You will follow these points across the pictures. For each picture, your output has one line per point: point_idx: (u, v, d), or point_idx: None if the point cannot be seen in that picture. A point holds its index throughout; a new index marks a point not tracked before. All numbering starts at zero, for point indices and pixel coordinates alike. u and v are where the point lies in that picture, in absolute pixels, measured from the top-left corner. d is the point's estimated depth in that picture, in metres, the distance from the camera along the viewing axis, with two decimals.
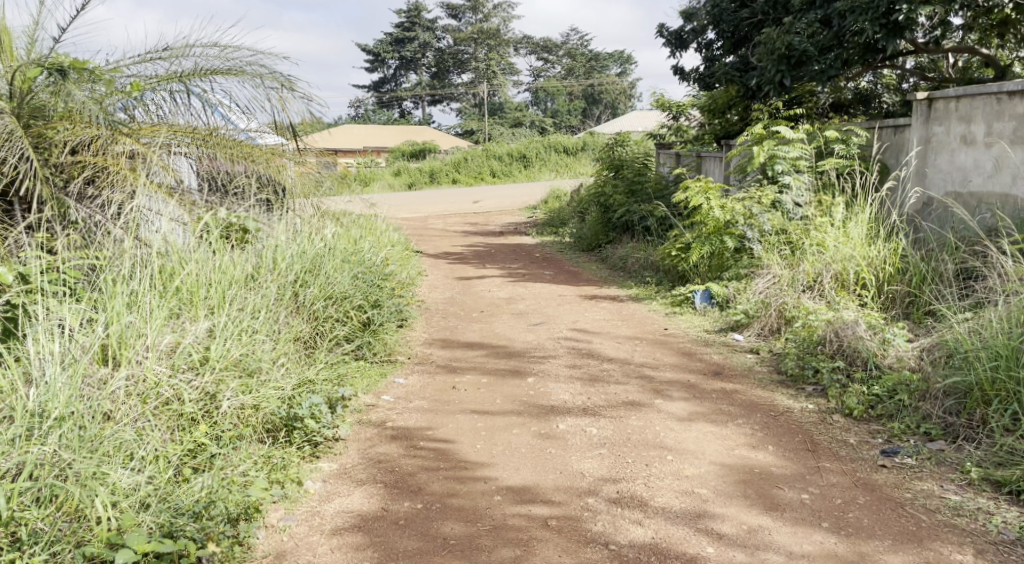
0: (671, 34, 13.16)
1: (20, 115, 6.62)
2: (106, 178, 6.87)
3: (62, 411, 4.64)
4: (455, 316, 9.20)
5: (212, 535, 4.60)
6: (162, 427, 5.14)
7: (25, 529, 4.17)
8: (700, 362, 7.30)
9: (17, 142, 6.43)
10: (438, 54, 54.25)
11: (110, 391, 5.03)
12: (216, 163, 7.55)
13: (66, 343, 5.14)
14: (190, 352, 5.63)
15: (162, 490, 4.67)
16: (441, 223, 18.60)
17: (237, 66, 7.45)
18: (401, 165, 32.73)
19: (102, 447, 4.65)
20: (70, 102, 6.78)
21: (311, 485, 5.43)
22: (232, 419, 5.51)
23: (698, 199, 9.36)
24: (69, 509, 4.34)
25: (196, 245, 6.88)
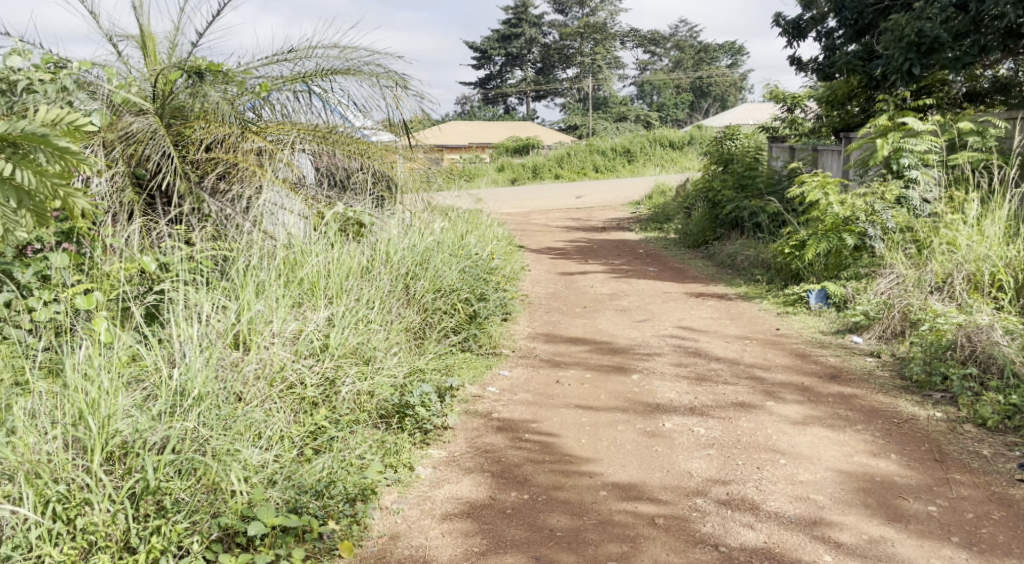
0: (788, 23, 12.99)
1: (162, 115, 7.10)
2: (237, 174, 7.27)
3: (201, 391, 4.92)
4: (557, 311, 9.31)
5: (333, 514, 4.90)
6: (287, 409, 5.40)
7: (170, 498, 4.45)
8: (815, 364, 7.23)
9: (161, 140, 6.95)
10: (543, 50, 54.44)
11: (242, 374, 5.32)
12: (336, 160, 7.89)
13: (204, 328, 5.47)
14: (312, 339, 5.93)
15: (288, 469, 4.95)
16: (541, 218, 18.72)
17: (356, 65, 7.73)
18: (504, 161, 33.01)
19: (235, 425, 4.91)
20: (206, 103, 7.20)
21: (422, 470, 5.62)
22: (350, 404, 5.77)
23: (816, 195, 9.26)
24: (208, 482, 4.60)
25: (315, 238, 7.20)
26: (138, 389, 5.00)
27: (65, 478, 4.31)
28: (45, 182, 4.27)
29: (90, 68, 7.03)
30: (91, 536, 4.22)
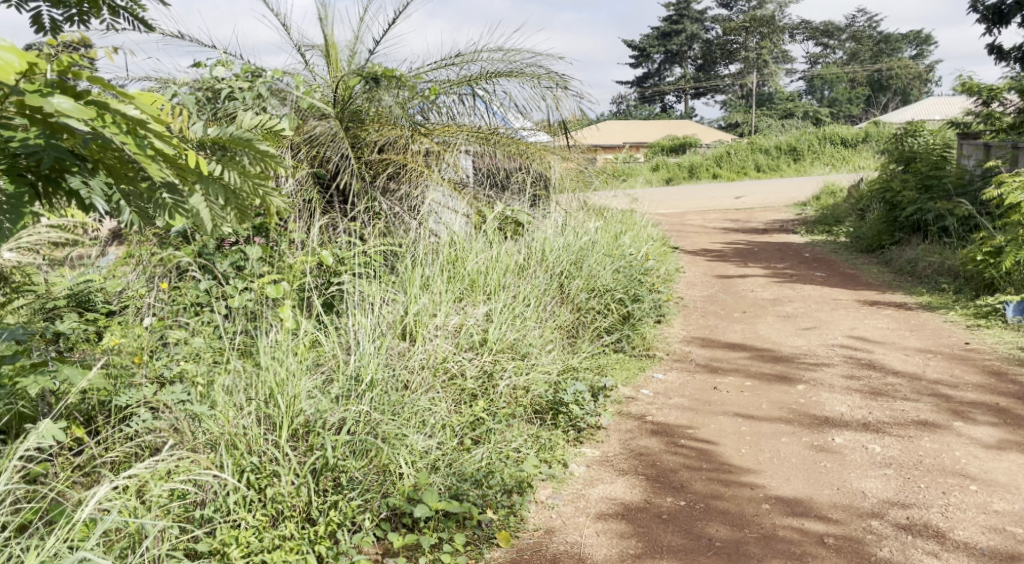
0: (987, 9, 12.38)
1: (342, 119, 7.39)
2: (406, 174, 7.52)
3: (373, 376, 5.10)
4: (715, 314, 9.09)
5: (491, 503, 4.97)
6: (449, 398, 5.49)
7: (346, 476, 4.59)
8: (1012, 384, 6.74)
9: (341, 142, 7.27)
10: (706, 46, 53.55)
11: (410, 361, 5.46)
12: (497, 161, 8.08)
13: (377, 319, 5.72)
14: (472, 333, 6.05)
15: (450, 456, 5.04)
16: (698, 218, 18.40)
17: (519, 68, 7.79)
18: (661, 159, 32.68)
19: (403, 411, 5.06)
20: (381, 107, 7.49)
21: (576, 468, 5.61)
22: (507, 398, 5.79)
23: (1018, 197, 8.61)
24: (379, 463, 4.75)
25: (476, 236, 7.32)
26: (318, 372, 5.25)
27: (258, 450, 4.53)
28: (246, 181, 3.42)
29: (282, 77, 7.48)
30: (280, 506, 4.37)
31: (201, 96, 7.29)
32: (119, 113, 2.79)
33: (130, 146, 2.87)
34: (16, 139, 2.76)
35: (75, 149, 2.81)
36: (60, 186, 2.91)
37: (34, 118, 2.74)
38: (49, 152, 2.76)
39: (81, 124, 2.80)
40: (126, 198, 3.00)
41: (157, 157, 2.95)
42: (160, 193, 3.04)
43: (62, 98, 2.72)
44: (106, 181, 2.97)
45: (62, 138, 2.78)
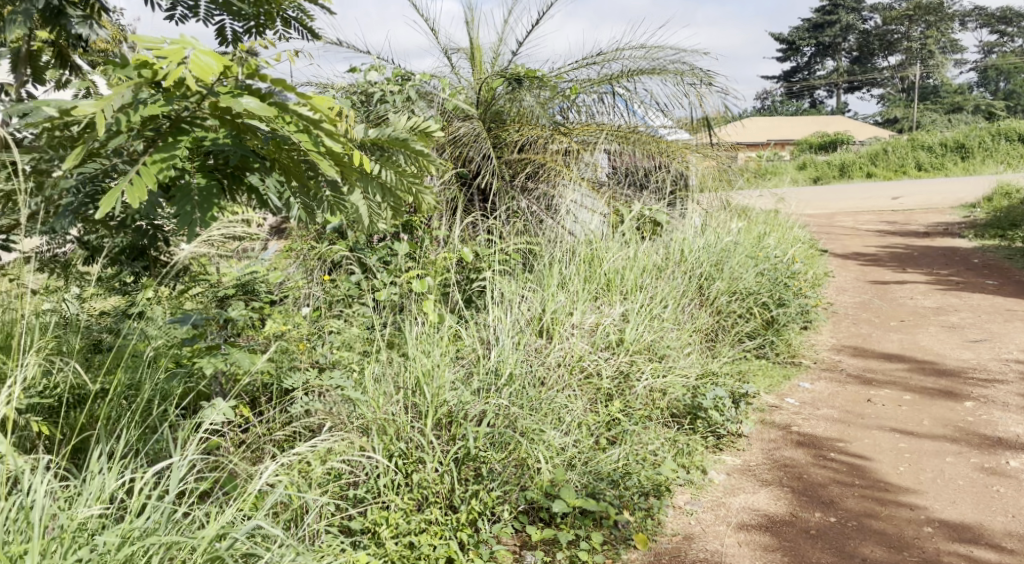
0: None
1: (484, 119, 7.47)
2: (545, 173, 7.40)
3: (512, 371, 5.08)
4: (869, 322, 8.61)
5: (628, 504, 4.84)
6: (585, 398, 5.37)
7: (486, 467, 4.64)
8: None
9: (482, 143, 7.29)
10: (861, 37, 51.46)
11: (547, 359, 5.41)
12: (636, 160, 7.94)
13: (516, 315, 5.68)
14: (609, 332, 5.92)
15: (587, 455, 4.94)
16: (854, 220, 17.58)
17: (661, 65, 7.57)
18: (810, 158, 31.53)
19: (541, 406, 5.02)
20: (522, 106, 7.53)
21: (715, 475, 5.40)
22: (644, 400, 5.59)
23: None
24: (518, 457, 4.75)
25: (613, 236, 7.13)
26: (458, 365, 5.22)
27: (405, 436, 4.65)
28: (402, 181, 3.86)
29: (430, 80, 7.53)
30: (425, 490, 4.47)
31: (354, 100, 7.41)
32: (297, 117, 3.35)
33: (305, 143, 3.40)
34: (210, 138, 3.39)
35: (260, 146, 3.40)
36: (242, 181, 3.56)
37: (226, 119, 3.32)
38: (236, 151, 3.40)
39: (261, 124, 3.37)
40: (299, 193, 3.58)
41: (328, 154, 3.44)
42: (321, 189, 3.58)
43: (251, 101, 3.29)
44: (279, 179, 3.60)
45: (249, 138, 3.37)
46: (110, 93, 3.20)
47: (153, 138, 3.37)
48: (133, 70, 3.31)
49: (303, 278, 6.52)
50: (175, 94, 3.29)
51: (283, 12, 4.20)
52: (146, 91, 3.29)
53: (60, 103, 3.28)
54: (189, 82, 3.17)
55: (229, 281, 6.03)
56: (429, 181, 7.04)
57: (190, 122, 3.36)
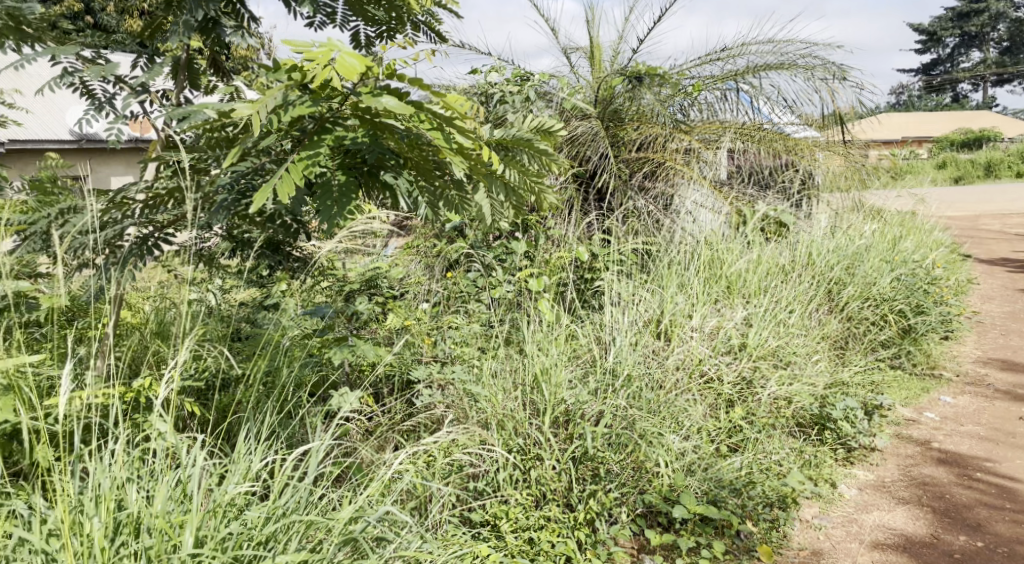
0: None
1: (603, 118, 7.23)
2: (664, 172, 7.14)
3: (629, 373, 4.91)
4: (1018, 334, 7.99)
5: (751, 515, 4.58)
6: (704, 403, 5.11)
7: (603, 468, 4.51)
8: None
9: (600, 141, 7.09)
10: (1007, 27, 48.76)
11: (665, 364, 5.15)
12: (762, 159, 7.58)
13: (634, 314, 5.50)
14: (730, 336, 5.60)
15: (706, 462, 4.73)
16: (1001, 223, 16.53)
17: (790, 60, 7.19)
18: (949, 156, 29.98)
19: (661, 409, 4.83)
20: (643, 105, 7.26)
21: (845, 489, 5.03)
22: (768, 409, 5.27)
23: None
24: (636, 459, 4.60)
25: (734, 237, 6.81)
26: (575, 366, 5.07)
27: (523, 432, 4.59)
28: (525, 179, 3.90)
29: (549, 79, 7.32)
30: (543, 487, 4.43)
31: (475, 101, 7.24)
32: (431, 116, 3.51)
33: (438, 140, 3.54)
34: (350, 136, 3.55)
35: (396, 145, 3.57)
36: (377, 179, 3.66)
37: (366, 119, 3.54)
38: (374, 148, 3.55)
39: (398, 123, 3.57)
40: (425, 192, 3.72)
41: (458, 151, 3.58)
42: (448, 187, 3.72)
43: (390, 99, 3.46)
44: (410, 178, 3.70)
45: (386, 137, 3.56)
46: (266, 95, 3.51)
47: (301, 138, 3.64)
48: (284, 74, 3.58)
49: (425, 273, 6.42)
50: (322, 95, 3.52)
51: (413, 17, 4.07)
52: (295, 93, 3.53)
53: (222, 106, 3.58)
54: (334, 80, 3.41)
55: (354, 277, 5.91)
56: (548, 180, 6.83)
57: (334, 122, 3.57)
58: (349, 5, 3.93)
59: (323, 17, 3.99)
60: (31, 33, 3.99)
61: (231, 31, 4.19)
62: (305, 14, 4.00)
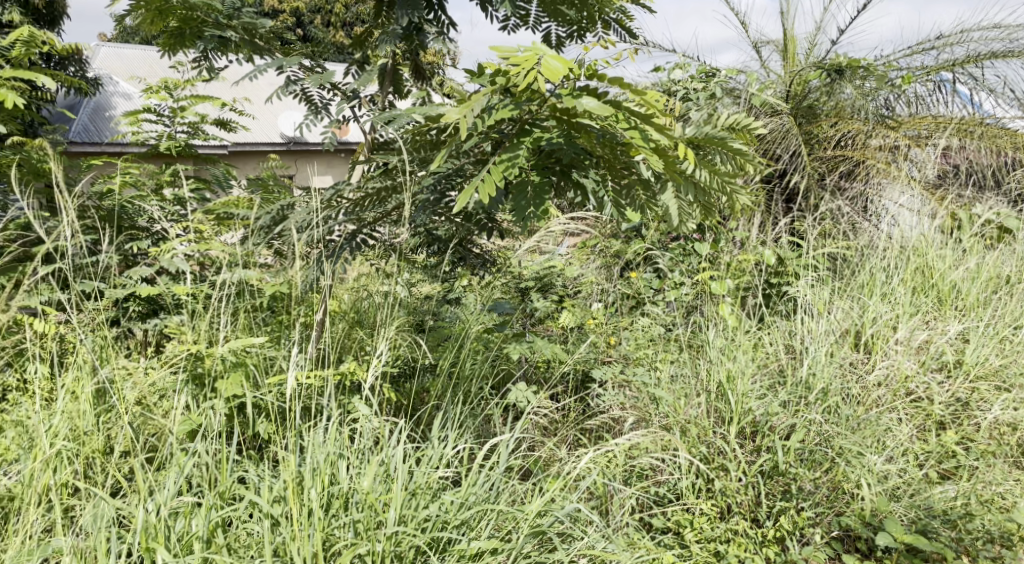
0: None
1: (795, 115, 6.53)
2: (862, 171, 6.47)
3: (827, 386, 4.13)
4: None
5: (971, 550, 3.70)
6: (909, 422, 4.22)
7: (796, 484, 3.84)
8: None
9: (792, 137, 6.38)
10: None
11: (867, 380, 4.27)
12: (981, 158, 6.59)
13: (829, 317, 4.76)
14: (943, 352, 4.64)
15: (915, 487, 3.90)
16: None
17: (1018, 46, 6.41)
18: None
19: (865, 426, 4.05)
20: (842, 99, 6.52)
21: None
22: (991, 434, 4.27)
23: None
24: (833, 478, 3.87)
25: (947, 242, 5.79)
26: (765, 376, 4.35)
27: (706, 440, 3.97)
28: (716, 181, 3.45)
29: (736, 75, 6.71)
30: (729, 499, 3.82)
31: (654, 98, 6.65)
32: (630, 115, 3.23)
33: (637, 140, 3.20)
34: (546, 137, 3.30)
35: (592, 145, 3.30)
36: (570, 179, 3.39)
37: (563, 119, 3.28)
38: (570, 150, 3.28)
39: (593, 122, 3.28)
40: (615, 194, 3.47)
41: (657, 152, 3.25)
42: (639, 189, 3.42)
43: (590, 100, 3.20)
44: (601, 178, 3.41)
45: (582, 138, 3.29)
46: (473, 98, 3.25)
47: (500, 140, 3.42)
48: (484, 77, 3.34)
49: None
50: (524, 98, 3.27)
51: (606, 16, 3.75)
52: (498, 97, 3.29)
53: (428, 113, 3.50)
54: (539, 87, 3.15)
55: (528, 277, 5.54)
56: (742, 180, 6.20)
57: (533, 123, 3.34)
58: (543, 5, 3.66)
59: (516, 20, 3.74)
60: (262, 46, 4.06)
61: (433, 38, 4.01)
62: (499, 17, 3.77)
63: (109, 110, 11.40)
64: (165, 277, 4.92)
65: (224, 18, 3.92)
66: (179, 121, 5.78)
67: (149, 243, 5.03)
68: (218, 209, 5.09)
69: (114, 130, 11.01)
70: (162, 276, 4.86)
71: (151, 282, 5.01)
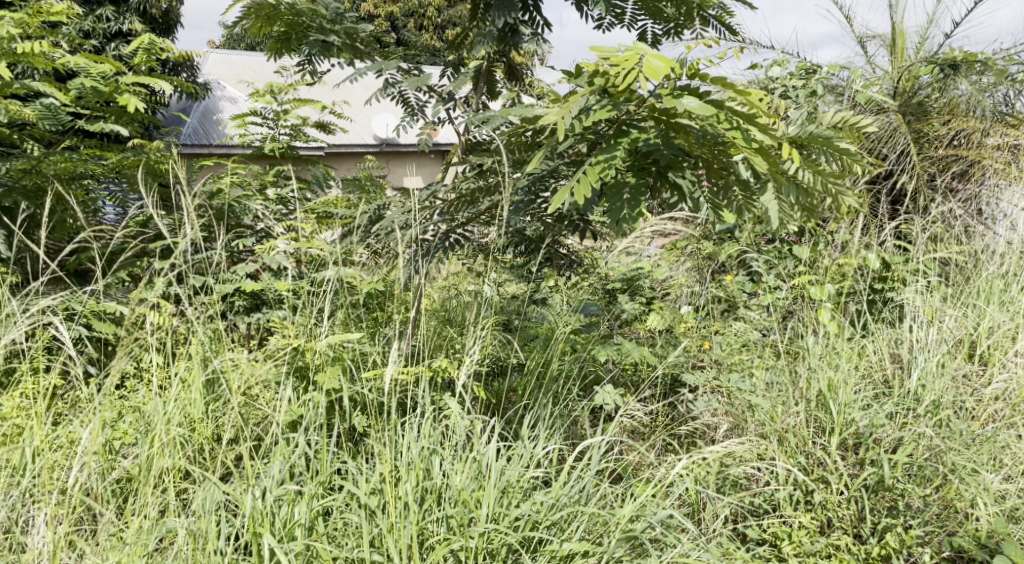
0: None
1: (905, 111, 6.20)
2: (977, 172, 6.13)
3: (938, 399, 3.93)
4: None
5: None
6: None
7: (904, 501, 3.65)
8: None
9: (900, 136, 6.06)
10: None
11: (981, 393, 4.08)
12: None
13: (941, 324, 4.53)
14: None
15: None
16: None
17: None
18: None
19: (981, 443, 3.82)
20: (956, 95, 6.18)
21: None
22: None
23: None
24: (945, 496, 3.67)
25: None
26: (870, 386, 4.16)
27: (806, 450, 3.81)
28: (821, 181, 3.31)
29: (839, 71, 6.47)
30: (830, 513, 3.63)
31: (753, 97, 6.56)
32: (732, 115, 3.11)
33: (739, 140, 3.13)
34: (643, 137, 3.20)
35: (691, 146, 3.19)
36: (666, 180, 3.22)
37: (661, 119, 3.18)
38: (667, 150, 3.15)
39: (693, 122, 3.17)
40: (711, 193, 3.29)
41: (759, 153, 3.14)
42: (739, 189, 3.29)
43: (692, 99, 3.08)
44: (699, 179, 3.31)
45: (680, 137, 3.17)
46: (571, 99, 3.18)
47: (597, 142, 3.33)
48: (580, 77, 3.26)
49: None
50: (622, 99, 3.19)
51: (704, 13, 3.63)
52: (596, 98, 3.20)
53: (523, 113, 3.44)
54: (640, 86, 3.08)
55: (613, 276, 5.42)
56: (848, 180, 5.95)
57: (631, 123, 3.24)
58: (640, 4, 3.56)
59: (611, 19, 3.65)
60: (363, 50, 4.13)
61: (528, 38, 3.95)
62: (594, 16, 3.70)
63: (217, 113, 11.70)
64: (268, 273, 5.00)
65: (327, 22, 3.99)
66: (282, 123, 5.90)
67: (252, 240, 5.12)
68: (319, 209, 5.24)
69: (221, 133, 11.27)
70: (265, 272, 4.93)
71: (254, 278, 5.09)
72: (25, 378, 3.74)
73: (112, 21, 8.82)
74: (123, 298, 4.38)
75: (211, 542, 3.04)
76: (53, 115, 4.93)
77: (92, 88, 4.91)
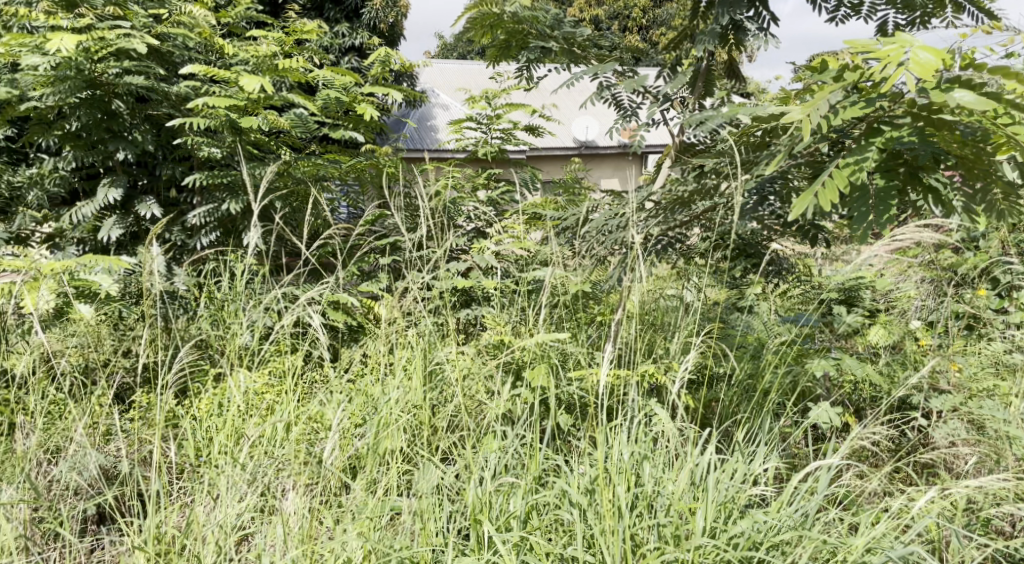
0: None
1: None
2: None
3: None
4: None
5: None
6: None
7: None
8: None
9: None
10: None
11: None
12: None
13: None
14: None
15: None
16: None
17: None
18: None
19: None
20: None
21: None
22: None
23: None
24: None
25: None
26: None
27: None
28: None
29: None
30: None
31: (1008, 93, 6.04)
32: (1009, 108, 2.95)
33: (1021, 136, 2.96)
34: (895, 135, 3.06)
35: (952, 145, 3.00)
36: (921, 183, 3.06)
37: (924, 117, 3.02)
38: (927, 149, 2.99)
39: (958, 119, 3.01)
40: (966, 198, 3.12)
41: None
42: (1003, 192, 3.07)
43: (966, 93, 2.91)
44: (954, 182, 3.12)
45: (940, 135, 3.01)
46: (818, 96, 3.11)
47: (840, 144, 3.23)
48: (827, 74, 3.19)
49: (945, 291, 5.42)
50: (876, 94, 3.07)
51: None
52: (843, 94, 3.11)
53: (755, 112, 3.37)
54: (906, 82, 2.86)
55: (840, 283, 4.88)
56: None
57: (884, 121, 3.10)
58: None
59: (847, 10, 3.48)
60: (579, 54, 4.10)
61: (753, 35, 3.79)
62: (829, 8, 3.54)
63: (432, 119, 12.16)
64: (480, 271, 5.07)
65: (546, 27, 4.03)
66: (496, 127, 6.00)
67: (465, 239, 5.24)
68: (529, 210, 5.29)
69: (435, 138, 11.66)
70: (476, 270, 5.03)
71: (465, 276, 5.18)
72: (272, 360, 4.02)
73: (347, 36, 9.32)
74: (353, 290, 4.61)
75: (434, 526, 3.19)
76: (304, 123, 5.18)
77: (336, 97, 5.18)
